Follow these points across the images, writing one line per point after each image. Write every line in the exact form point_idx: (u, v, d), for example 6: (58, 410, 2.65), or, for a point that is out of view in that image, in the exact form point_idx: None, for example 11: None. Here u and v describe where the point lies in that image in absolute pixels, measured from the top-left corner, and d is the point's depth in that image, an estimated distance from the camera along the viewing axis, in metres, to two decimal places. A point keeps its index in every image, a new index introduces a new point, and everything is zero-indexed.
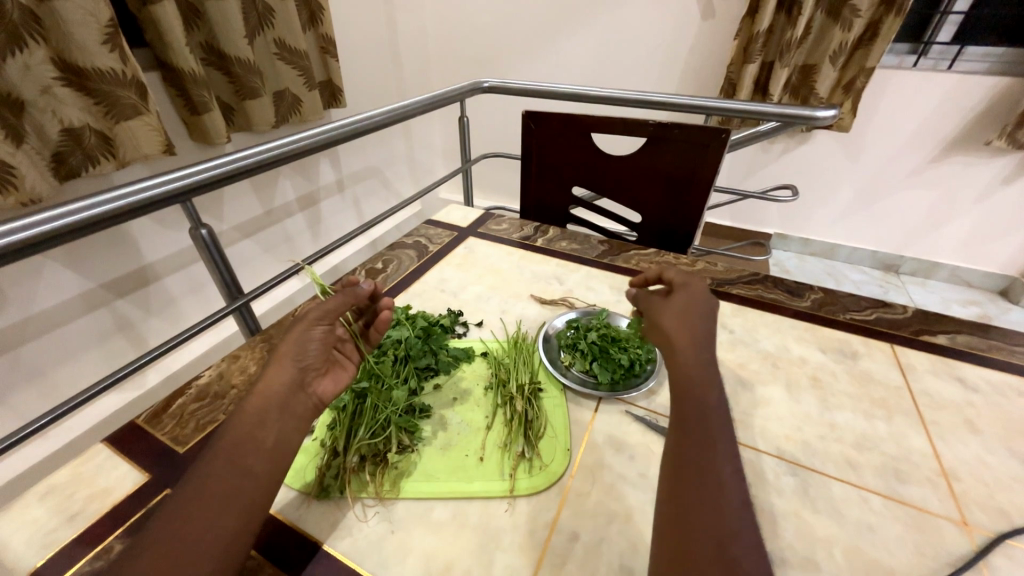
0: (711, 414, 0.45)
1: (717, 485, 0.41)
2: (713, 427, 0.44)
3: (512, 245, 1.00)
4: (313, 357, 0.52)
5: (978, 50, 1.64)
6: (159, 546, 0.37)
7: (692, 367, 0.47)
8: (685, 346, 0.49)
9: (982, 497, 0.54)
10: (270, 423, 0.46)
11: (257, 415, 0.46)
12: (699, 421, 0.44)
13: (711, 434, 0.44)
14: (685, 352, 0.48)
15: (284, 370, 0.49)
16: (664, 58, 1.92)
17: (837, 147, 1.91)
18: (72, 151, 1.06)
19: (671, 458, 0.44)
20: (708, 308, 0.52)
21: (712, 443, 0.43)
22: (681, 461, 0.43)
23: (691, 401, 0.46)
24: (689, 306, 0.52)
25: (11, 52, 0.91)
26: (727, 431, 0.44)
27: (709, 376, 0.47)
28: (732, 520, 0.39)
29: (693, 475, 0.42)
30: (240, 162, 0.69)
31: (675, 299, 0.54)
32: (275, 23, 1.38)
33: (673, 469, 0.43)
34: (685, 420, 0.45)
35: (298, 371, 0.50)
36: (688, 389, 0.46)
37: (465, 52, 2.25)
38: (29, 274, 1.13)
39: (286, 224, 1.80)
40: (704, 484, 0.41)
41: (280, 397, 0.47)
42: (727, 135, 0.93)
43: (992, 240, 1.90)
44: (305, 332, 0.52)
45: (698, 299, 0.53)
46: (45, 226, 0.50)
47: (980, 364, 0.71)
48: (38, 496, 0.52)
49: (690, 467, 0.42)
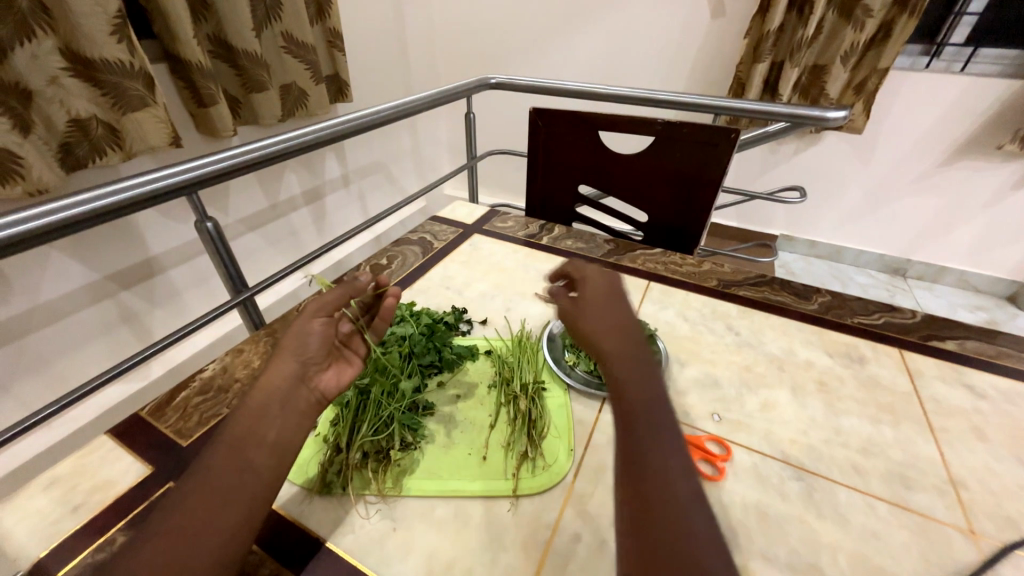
0: (655, 413, 0.43)
1: (672, 489, 0.38)
2: (660, 428, 0.42)
3: (517, 243, 1.00)
4: (315, 348, 0.51)
5: (990, 53, 1.61)
6: (159, 541, 0.37)
7: (627, 367, 0.46)
8: (615, 347, 0.48)
9: (989, 505, 0.53)
10: (268, 416, 0.46)
11: (258, 410, 0.46)
12: (641, 423, 0.42)
13: (658, 436, 0.41)
14: (615, 351, 0.48)
15: (285, 364, 0.49)
16: (674, 55, 1.90)
17: (845, 149, 1.89)
18: (79, 141, 1.06)
19: (621, 468, 0.41)
20: (620, 301, 0.54)
21: (660, 444, 0.41)
22: (631, 467, 0.40)
23: (631, 401, 0.44)
24: (600, 304, 0.53)
25: (19, 42, 0.91)
26: (675, 428, 0.42)
27: (645, 374, 0.46)
28: (696, 526, 0.36)
29: (647, 479, 0.39)
30: (244, 156, 0.68)
31: (587, 300, 0.54)
32: (283, 16, 1.38)
33: (625, 478, 0.40)
34: (627, 422, 0.43)
35: (298, 363, 0.49)
36: (624, 391, 0.45)
37: (473, 48, 2.25)
38: (35, 264, 1.14)
39: (291, 218, 1.80)
40: (660, 489, 0.38)
41: (281, 391, 0.47)
42: (736, 135, 0.92)
43: (1001, 245, 1.89)
44: (304, 324, 0.51)
45: (605, 295, 0.55)
46: (45, 220, 0.49)
47: (989, 371, 0.71)
48: (41, 487, 0.53)
49: (642, 471, 0.39)
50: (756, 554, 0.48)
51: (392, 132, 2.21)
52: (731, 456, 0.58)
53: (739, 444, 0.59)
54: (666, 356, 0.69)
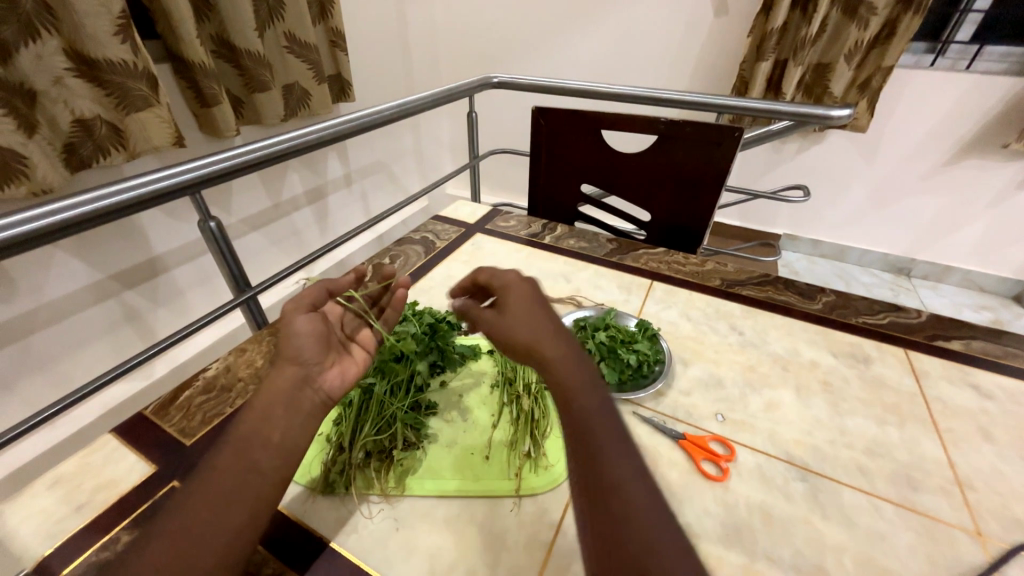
0: (608, 420, 0.42)
1: (631, 500, 0.37)
2: (616, 437, 0.41)
3: (519, 243, 1.00)
4: (309, 347, 0.50)
5: (996, 50, 1.61)
6: (164, 543, 0.37)
7: (574, 376, 0.44)
8: (558, 354, 0.46)
9: (996, 507, 0.53)
10: (273, 418, 0.45)
11: (262, 412, 0.45)
12: (594, 436, 0.40)
13: (612, 446, 0.40)
14: (558, 360, 0.45)
15: (285, 366, 0.48)
16: (676, 53, 1.89)
17: (849, 148, 1.88)
18: (83, 141, 1.07)
19: (582, 487, 0.39)
20: (546, 302, 0.51)
21: (617, 454, 0.40)
22: (593, 486, 0.38)
23: (584, 412, 0.42)
24: (528, 308, 0.49)
25: (24, 43, 0.92)
26: (625, 433, 0.42)
27: (590, 380, 0.44)
28: (664, 541, 0.35)
29: (610, 498, 0.37)
30: (246, 156, 0.68)
31: (510, 307, 0.50)
32: (285, 16, 1.38)
33: (586, 499, 0.39)
34: (581, 437, 0.41)
35: (293, 363, 0.49)
36: (574, 401, 0.43)
37: (475, 48, 2.25)
38: (40, 264, 1.15)
39: (294, 217, 1.81)
40: (623, 507, 0.37)
41: (285, 394, 0.47)
42: (740, 134, 0.92)
43: (1006, 245, 1.87)
44: (288, 324, 0.51)
45: (529, 298, 0.51)
46: (47, 220, 0.49)
47: (995, 371, 0.70)
48: (45, 486, 0.53)
49: (605, 488, 0.38)
50: (760, 556, 0.48)
51: (395, 131, 2.21)
52: (735, 456, 0.57)
53: (743, 444, 0.59)
54: (669, 356, 0.69)
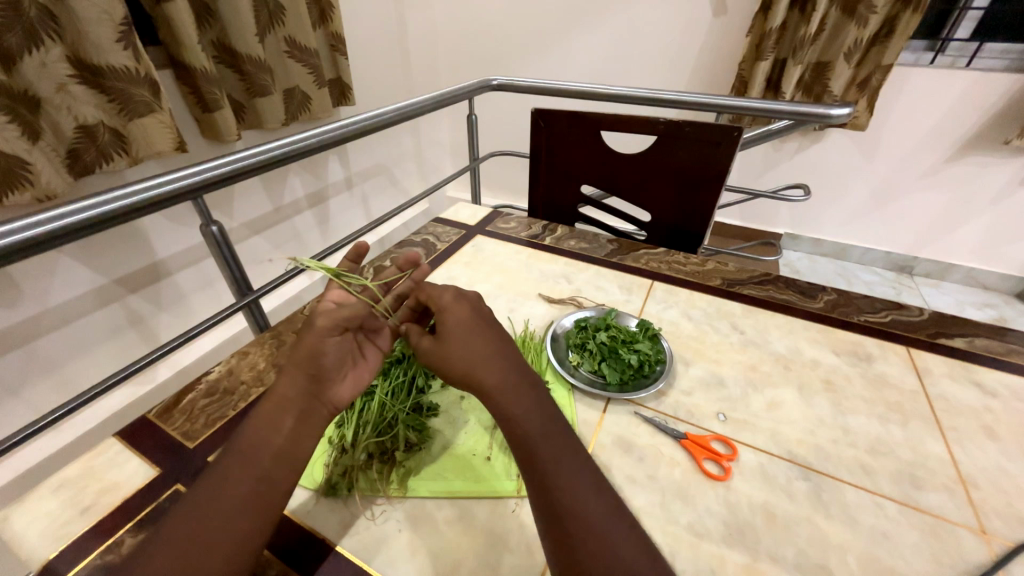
0: (555, 439, 0.45)
1: (588, 509, 0.41)
2: (566, 453, 0.45)
3: (520, 244, 1.00)
4: (326, 363, 0.49)
5: (995, 47, 1.59)
6: (174, 547, 0.38)
7: (515, 402, 0.47)
8: (496, 382, 0.48)
9: (1001, 506, 0.53)
10: (283, 426, 0.45)
11: (272, 420, 0.45)
12: (547, 452, 0.44)
13: (565, 459, 0.44)
14: (497, 389, 0.48)
15: (297, 379, 0.47)
16: (676, 53, 1.90)
17: (850, 146, 1.88)
18: (86, 147, 1.07)
19: (537, 505, 0.43)
20: (486, 326, 0.53)
21: (568, 469, 0.43)
22: (547, 502, 0.42)
23: (527, 435, 0.45)
24: (465, 335, 0.51)
25: (28, 50, 0.93)
26: (573, 444, 0.46)
27: (533, 402, 0.47)
28: (620, 546, 0.39)
29: (566, 510, 0.41)
30: (250, 159, 0.69)
31: (448, 334, 0.52)
32: (286, 21, 1.39)
33: (545, 514, 0.42)
34: (531, 455, 0.44)
35: (306, 379, 0.47)
36: (517, 427, 0.46)
37: (475, 51, 2.25)
38: (44, 269, 1.15)
39: (295, 221, 1.81)
40: (578, 521, 0.40)
41: (295, 405, 0.46)
42: (739, 134, 0.92)
43: (1008, 242, 1.87)
44: (319, 344, 0.49)
45: (468, 324, 0.52)
46: (54, 225, 0.50)
47: (998, 368, 0.70)
48: (50, 489, 0.53)
49: (558, 503, 0.41)
50: (764, 555, 0.48)
51: (395, 134, 2.22)
52: (737, 456, 0.57)
53: (745, 443, 0.59)
54: (671, 356, 0.69)
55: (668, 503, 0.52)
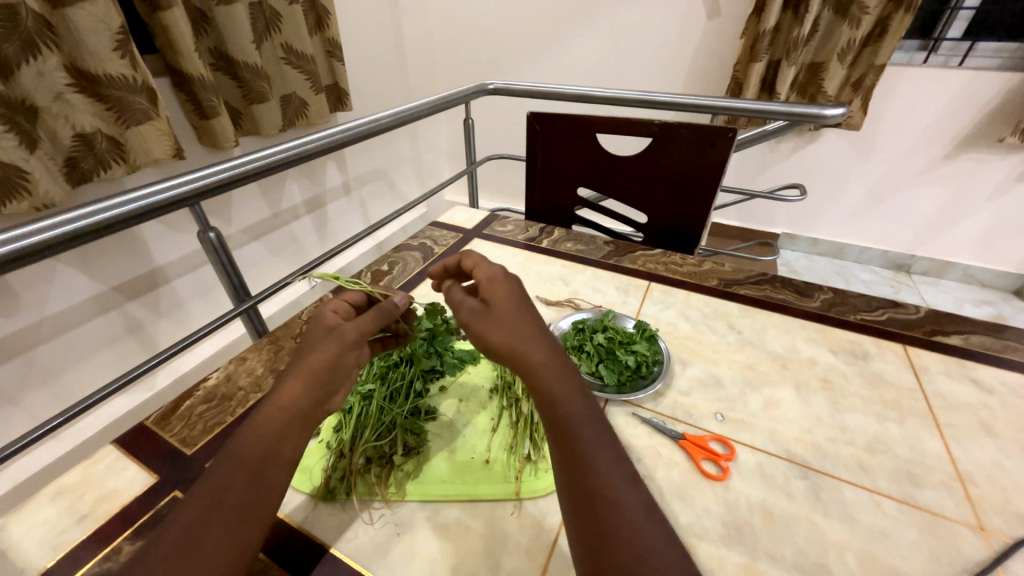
0: (592, 425, 0.44)
1: (619, 502, 0.40)
2: (600, 441, 0.43)
3: (517, 246, 1.00)
4: (336, 376, 0.50)
5: (989, 46, 1.61)
6: (179, 557, 0.37)
7: (557, 384, 0.45)
8: (543, 360, 0.46)
9: (998, 502, 0.53)
10: (290, 440, 0.45)
11: (279, 430, 0.45)
12: (585, 438, 0.43)
13: (601, 447, 0.43)
14: (544, 367, 0.46)
15: (304, 389, 0.47)
16: (670, 55, 1.91)
17: (845, 145, 1.89)
18: (84, 155, 1.08)
19: (566, 487, 0.43)
20: (531, 307, 0.50)
21: (603, 459, 0.42)
22: (579, 490, 0.41)
23: (564, 418, 0.44)
24: (512, 309, 0.49)
25: (24, 60, 0.93)
26: (610, 432, 0.45)
27: (575, 387, 0.46)
28: (649, 539, 0.38)
29: (597, 499, 0.40)
30: (244, 166, 0.68)
31: (494, 306, 0.50)
32: (282, 28, 1.40)
33: (576, 503, 0.41)
34: (566, 442, 0.43)
35: (319, 389, 0.48)
36: (559, 410, 0.44)
37: (472, 56, 2.27)
38: (43, 277, 1.15)
39: (293, 226, 1.82)
40: (607, 507, 0.40)
41: (301, 414, 0.46)
42: (733, 135, 0.92)
43: (1006, 239, 1.87)
44: (338, 356, 0.49)
45: (514, 301, 0.50)
46: (54, 233, 0.50)
47: (994, 364, 0.70)
48: (48, 497, 0.53)
49: (589, 492, 0.41)
50: (762, 553, 0.48)
51: (393, 138, 2.23)
52: (736, 456, 0.57)
53: (742, 443, 0.59)
54: (668, 357, 0.69)
55: (666, 503, 0.52)
